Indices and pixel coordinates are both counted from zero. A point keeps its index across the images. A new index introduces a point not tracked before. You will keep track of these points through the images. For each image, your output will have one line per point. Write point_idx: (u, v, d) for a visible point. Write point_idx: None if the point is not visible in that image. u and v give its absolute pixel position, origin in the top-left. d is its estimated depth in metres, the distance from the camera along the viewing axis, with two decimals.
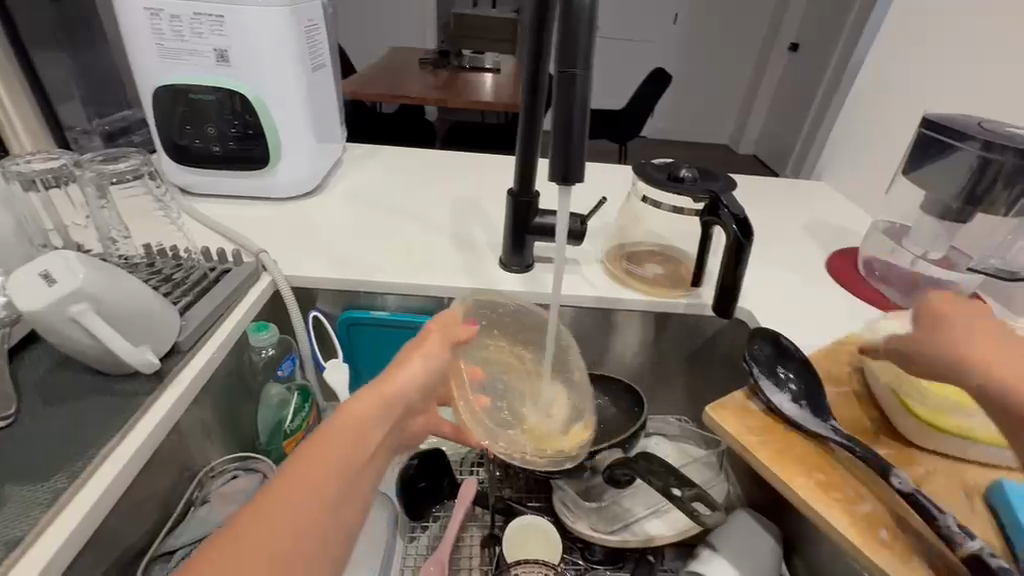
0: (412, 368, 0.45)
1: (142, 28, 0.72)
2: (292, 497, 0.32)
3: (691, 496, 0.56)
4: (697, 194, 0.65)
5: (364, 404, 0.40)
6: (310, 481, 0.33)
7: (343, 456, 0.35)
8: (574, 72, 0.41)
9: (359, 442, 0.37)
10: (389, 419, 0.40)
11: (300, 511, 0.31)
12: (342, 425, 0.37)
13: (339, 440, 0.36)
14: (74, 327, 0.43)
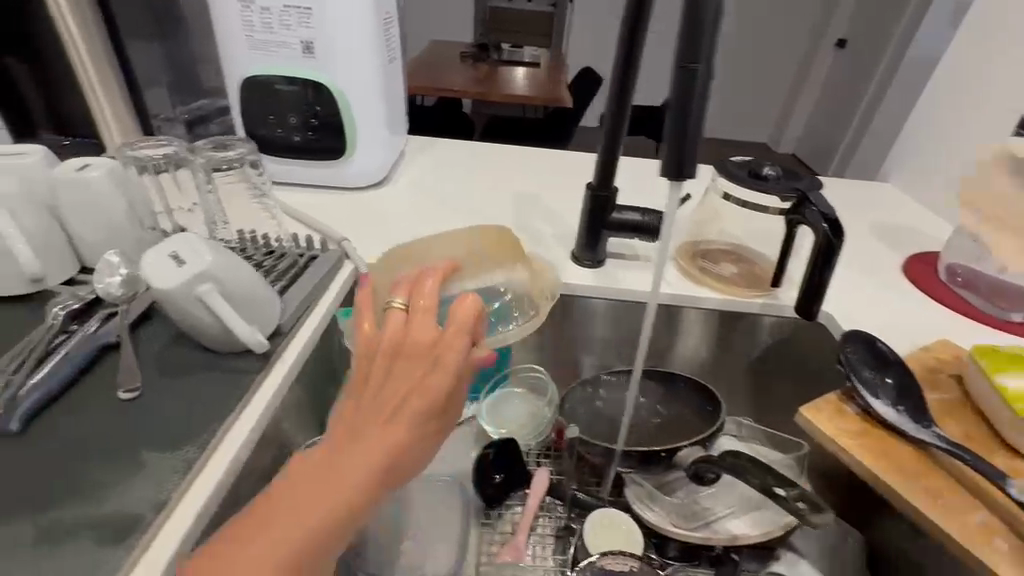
0: (438, 369, 0.36)
1: (234, 19, 0.74)
2: (302, 506, 0.33)
3: (794, 496, 0.51)
4: (783, 192, 0.64)
5: (348, 465, 0.34)
6: (315, 498, 0.33)
7: (290, 539, 0.31)
8: (696, 66, 0.41)
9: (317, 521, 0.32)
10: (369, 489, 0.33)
11: (302, 525, 0.32)
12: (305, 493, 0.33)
13: (353, 464, 0.34)
14: (199, 306, 0.46)
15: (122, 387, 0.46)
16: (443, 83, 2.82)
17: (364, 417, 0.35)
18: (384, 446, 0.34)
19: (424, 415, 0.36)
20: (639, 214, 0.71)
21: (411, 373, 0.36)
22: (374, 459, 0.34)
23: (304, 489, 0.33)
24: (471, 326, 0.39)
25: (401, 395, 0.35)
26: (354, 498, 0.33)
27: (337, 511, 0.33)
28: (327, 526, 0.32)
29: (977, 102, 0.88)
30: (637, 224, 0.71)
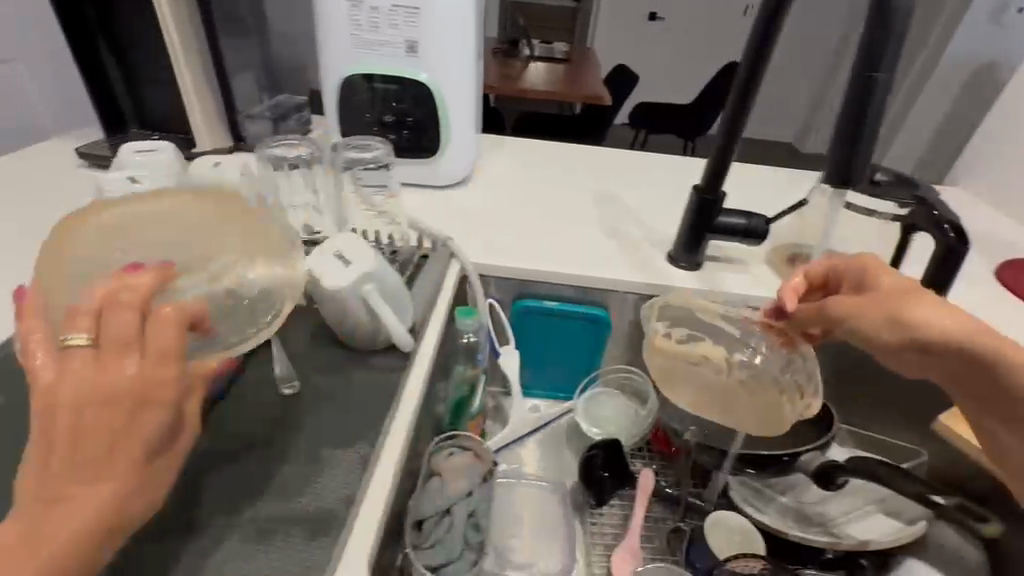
0: (149, 406, 0.33)
1: (341, 18, 0.75)
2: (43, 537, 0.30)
3: (957, 506, 0.52)
4: (902, 198, 0.63)
5: (70, 509, 0.30)
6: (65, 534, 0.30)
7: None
8: (876, 75, 0.41)
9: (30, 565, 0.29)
10: (76, 533, 0.30)
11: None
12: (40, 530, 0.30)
13: (84, 494, 0.31)
14: (359, 306, 0.46)
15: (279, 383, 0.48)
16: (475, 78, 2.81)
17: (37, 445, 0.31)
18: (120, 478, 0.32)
19: (101, 448, 0.32)
20: (744, 218, 0.71)
21: (111, 414, 0.32)
22: (113, 482, 0.31)
23: (39, 516, 0.30)
24: (180, 341, 0.34)
25: (123, 425, 0.32)
26: (117, 521, 0.32)
27: (58, 554, 0.30)
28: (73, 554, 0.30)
29: None
30: (743, 228, 0.70)
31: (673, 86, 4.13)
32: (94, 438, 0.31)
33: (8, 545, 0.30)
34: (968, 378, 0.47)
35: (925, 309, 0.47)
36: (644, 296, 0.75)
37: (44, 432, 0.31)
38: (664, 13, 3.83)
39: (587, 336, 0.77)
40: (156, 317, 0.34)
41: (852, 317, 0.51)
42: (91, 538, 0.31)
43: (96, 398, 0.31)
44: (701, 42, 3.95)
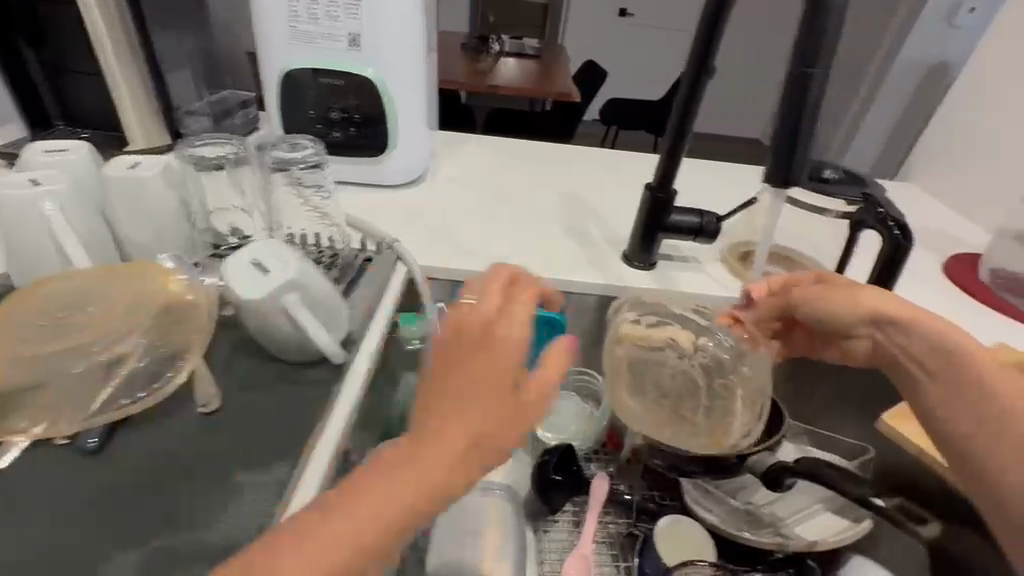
0: (490, 352, 0.32)
1: (276, 8, 0.71)
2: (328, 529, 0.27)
3: (896, 506, 0.54)
4: (849, 196, 0.63)
5: (384, 472, 0.29)
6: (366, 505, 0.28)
7: (382, 515, 0.27)
8: (813, 72, 0.40)
9: (405, 509, 0.28)
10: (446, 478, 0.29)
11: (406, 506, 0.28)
12: (360, 506, 0.28)
13: (448, 438, 0.29)
14: (282, 318, 0.43)
15: (200, 402, 0.45)
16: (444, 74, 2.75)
17: (456, 385, 0.31)
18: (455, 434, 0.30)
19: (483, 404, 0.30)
20: (694, 216, 0.70)
21: (474, 366, 0.31)
22: (461, 443, 0.29)
23: (445, 459, 0.29)
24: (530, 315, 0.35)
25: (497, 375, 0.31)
26: (456, 476, 0.29)
27: (437, 486, 0.29)
28: (403, 523, 0.28)
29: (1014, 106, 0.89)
30: (694, 226, 0.69)
31: (644, 82, 4.14)
32: (484, 368, 0.31)
33: (402, 477, 0.29)
34: (916, 356, 0.45)
35: (866, 292, 0.49)
36: (598, 297, 0.73)
37: (432, 372, 0.32)
38: (634, 9, 3.84)
39: None
40: (488, 283, 0.37)
41: (802, 301, 0.53)
42: (410, 511, 0.28)
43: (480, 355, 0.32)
44: (671, 39, 3.97)
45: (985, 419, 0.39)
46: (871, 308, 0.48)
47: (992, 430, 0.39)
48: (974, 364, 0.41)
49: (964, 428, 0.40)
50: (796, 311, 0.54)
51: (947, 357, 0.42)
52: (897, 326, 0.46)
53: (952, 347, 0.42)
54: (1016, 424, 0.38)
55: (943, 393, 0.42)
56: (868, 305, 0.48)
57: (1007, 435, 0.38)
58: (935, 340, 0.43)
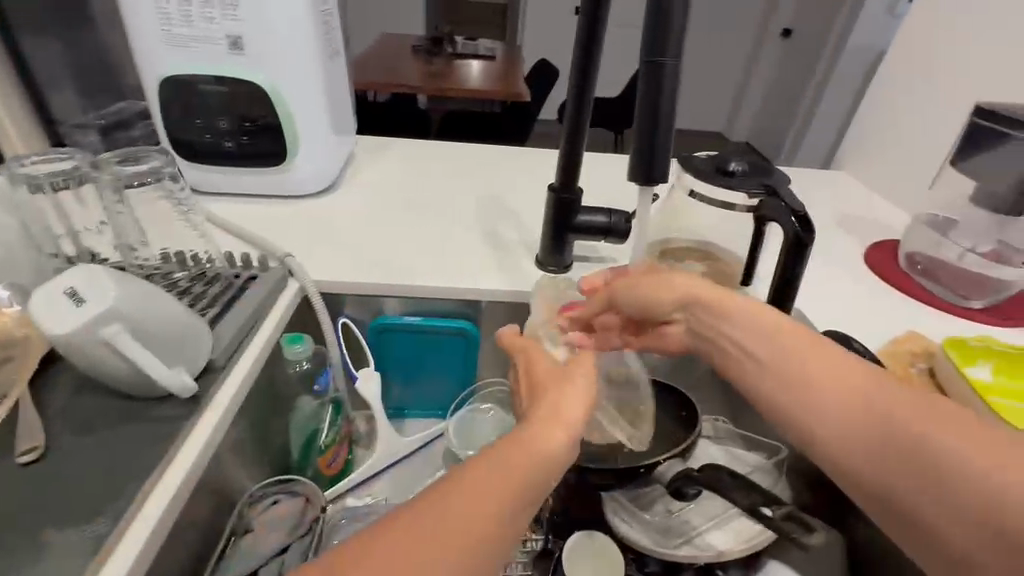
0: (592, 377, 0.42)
1: (147, 12, 0.67)
2: (443, 522, 0.29)
3: (783, 515, 0.49)
4: (751, 188, 0.61)
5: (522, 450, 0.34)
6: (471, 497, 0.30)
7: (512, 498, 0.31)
8: (663, 61, 0.38)
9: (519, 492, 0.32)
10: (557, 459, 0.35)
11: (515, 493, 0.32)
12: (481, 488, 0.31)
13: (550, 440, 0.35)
14: (106, 351, 0.39)
15: (20, 448, 0.40)
16: (395, 77, 2.69)
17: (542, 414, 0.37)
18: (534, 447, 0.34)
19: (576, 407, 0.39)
20: (603, 215, 0.68)
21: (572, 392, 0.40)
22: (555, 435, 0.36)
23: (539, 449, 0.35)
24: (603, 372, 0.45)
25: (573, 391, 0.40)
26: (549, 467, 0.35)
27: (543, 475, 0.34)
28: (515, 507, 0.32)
29: (929, 89, 0.89)
30: (602, 226, 0.67)
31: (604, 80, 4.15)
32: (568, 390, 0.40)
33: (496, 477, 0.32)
34: (732, 332, 0.44)
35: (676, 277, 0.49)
36: (509, 304, 0.70)
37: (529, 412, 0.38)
38: None
39: (455, 349, 0.72)
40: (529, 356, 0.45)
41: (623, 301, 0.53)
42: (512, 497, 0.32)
43: (555, 386, 0.40)
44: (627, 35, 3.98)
45: (857, 415, 0.36)
46: (684, 293, 0.48)
47: (868, 424, 0.36)
48: (778, 332, 0.41)
49: (841, 431, 0.36)
50: (622, 307, 0.53)
51: (758, 332, 0.42)
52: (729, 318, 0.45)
53: (772, 333, 0.41)
54: (889, 411, 0.35)
55: (808, 395, 0.38)
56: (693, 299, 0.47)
57: (883, 429, 0.35)
58: (750, 319, 0.43)
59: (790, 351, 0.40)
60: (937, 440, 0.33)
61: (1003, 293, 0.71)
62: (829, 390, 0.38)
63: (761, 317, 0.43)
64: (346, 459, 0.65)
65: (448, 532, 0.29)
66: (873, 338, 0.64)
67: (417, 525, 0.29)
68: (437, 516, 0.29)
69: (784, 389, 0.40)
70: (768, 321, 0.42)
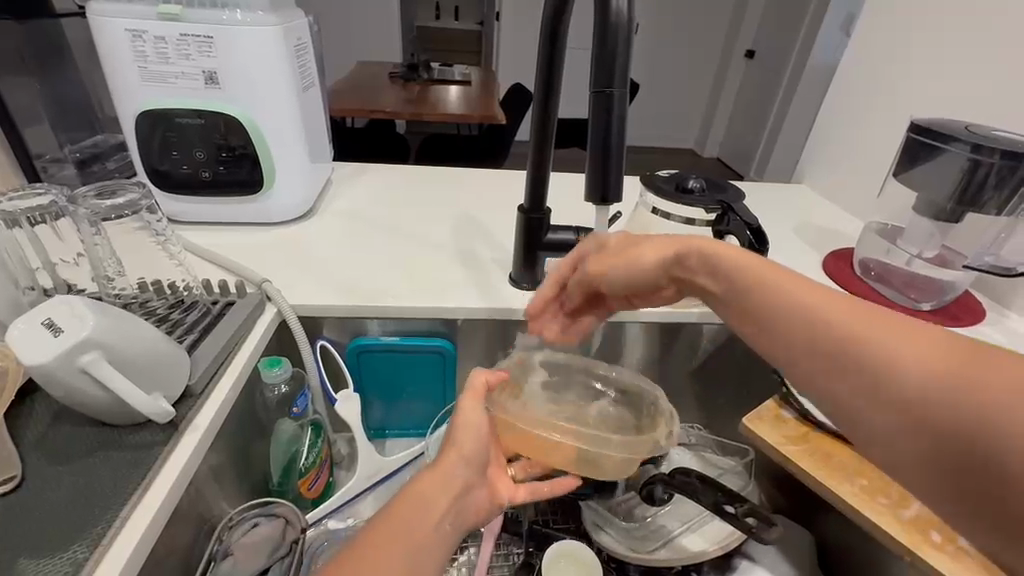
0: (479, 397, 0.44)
1: (124, 50, 0.69)
2: (405, 527, 0.36)
3: (745, 511, 0.52)
4: (708, 205, 0.65)
5: (430, 484, 0.38)
6: (418, 514, 0.36)
7: (413, 542, 0.35)
8: (611, 91, 0.41)
9: (418, 534, 0.36)
10: (454, 498, 0.39)
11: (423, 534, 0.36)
12: (397, 519, 0.36)
13: (435, 482, 0.38)
14: (83, 378, 0.40)
15: None
16: (372, 104, 2.72)
17: (431, 482, 0.38)
18: (458, 467, 0.40)
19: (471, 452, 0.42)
20: (572, 234, 0.71)
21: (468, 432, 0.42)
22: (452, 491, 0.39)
23: (419, 497, 0.37)
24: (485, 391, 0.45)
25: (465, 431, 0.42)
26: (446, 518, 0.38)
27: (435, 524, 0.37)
28: (416, 548, 0.35)
29: (874, 107, 0.94)
30: (570, 243, 0.70)
31: None
32: (466, 424, 0.42)
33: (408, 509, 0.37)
34: (663, 263, 0.50)
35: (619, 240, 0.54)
36: (484, 321, 0.72)
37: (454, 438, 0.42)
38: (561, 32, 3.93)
39: (433, 368, 0.74)
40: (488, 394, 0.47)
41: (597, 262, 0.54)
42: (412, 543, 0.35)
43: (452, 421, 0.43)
44: None
45: (815, 340, 0.36)
46: (660, 258, 0.50)
47: (843, 365, 0.35)
48: (711, 256, 0.46)
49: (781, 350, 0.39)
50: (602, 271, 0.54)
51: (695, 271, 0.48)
52: (703, 272, 0.47)
53: (689, 253, 0.48)
54: (873, 351, 0.33)
55: (789, 352, 0.38)
56: (675, 253, 0.49)
57: (857, 364, 0.34)
58: (675, 249, 0.49)
59: (730, 276, 0.44)
60: (917, 373, 0.31)
61: (949, 295, 0.76)
62: (804, 332, 0.37)
63: (715, 253, 0.46)
64: (326, 481, 0.65)
65: (378, 546, 0.34)
66: None
67: (393, 529, 0.35)
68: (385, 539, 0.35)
69: (757, 331, 0.41)
70: (679, 247, 0.49)
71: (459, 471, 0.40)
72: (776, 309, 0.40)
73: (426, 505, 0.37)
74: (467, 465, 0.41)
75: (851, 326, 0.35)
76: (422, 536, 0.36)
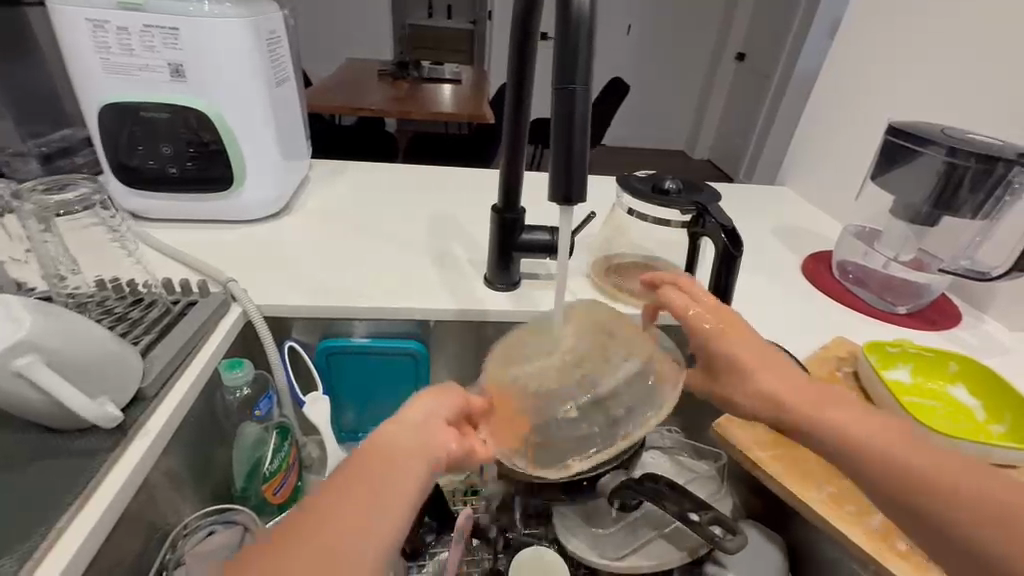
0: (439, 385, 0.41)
1: (85, 41, 0.67)
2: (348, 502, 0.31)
3: (709, 519, 0.51)
4: (684, 206, 0.64)
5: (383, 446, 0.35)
6: (375, 486, 0.32)
7: (356, 514, 0.31)
8: (574, 88, 0.40)
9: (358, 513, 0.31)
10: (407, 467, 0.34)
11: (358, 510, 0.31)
12: (336, 496, 0.32)
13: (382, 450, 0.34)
14: (20, 382, 0.38)
15: None
16: (359, 102, 2.69)
17: (382, 451, 0.34)
18: (406, 435, 0.36)
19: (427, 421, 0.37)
20: (547, 234, 0.70)
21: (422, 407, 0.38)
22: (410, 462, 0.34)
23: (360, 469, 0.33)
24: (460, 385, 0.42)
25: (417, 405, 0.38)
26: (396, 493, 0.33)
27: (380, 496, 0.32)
28: (354, 527, 0.31)
29: (854, 110, 0.94)
30: (545, 244, 0.69)
31: None
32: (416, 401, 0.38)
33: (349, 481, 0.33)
34: (742, 350, 0.45)
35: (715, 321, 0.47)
36: (457, 323, 0.71)
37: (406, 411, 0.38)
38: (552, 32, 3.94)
39: (404, 370, 0.73)
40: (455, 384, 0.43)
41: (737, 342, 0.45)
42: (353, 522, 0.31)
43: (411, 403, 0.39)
44: None
45: (913, 484, 0.37)
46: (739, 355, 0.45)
47: (936, 503, 0.36)
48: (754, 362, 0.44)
49: (874, 480, 0.38)
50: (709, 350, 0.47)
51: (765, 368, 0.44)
52: (765, 376, 0.44)
53: (753, 354, 0.45)
54: (946, 487, 0.36)
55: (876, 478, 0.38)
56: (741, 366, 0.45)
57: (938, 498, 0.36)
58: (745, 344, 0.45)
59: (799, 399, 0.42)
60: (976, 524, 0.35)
61: (927, 299, 0.75)
62: (893, 468, 0.38)
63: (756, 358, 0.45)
64: (294, 486, 0.63)
65: (327, 529, 0.30)
66: (805, 345, 0.67)
67: (332, 508, 0.31)
68: (320, 521, 0.30)
69: (843, 450, 0.39)
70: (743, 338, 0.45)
71: (410, 437, 0.36)
72: (863, 436, 0.39)
73: (383, 474, 0.33)
74: (417, 431, 0.36)
75: (923, 465, 0.37)
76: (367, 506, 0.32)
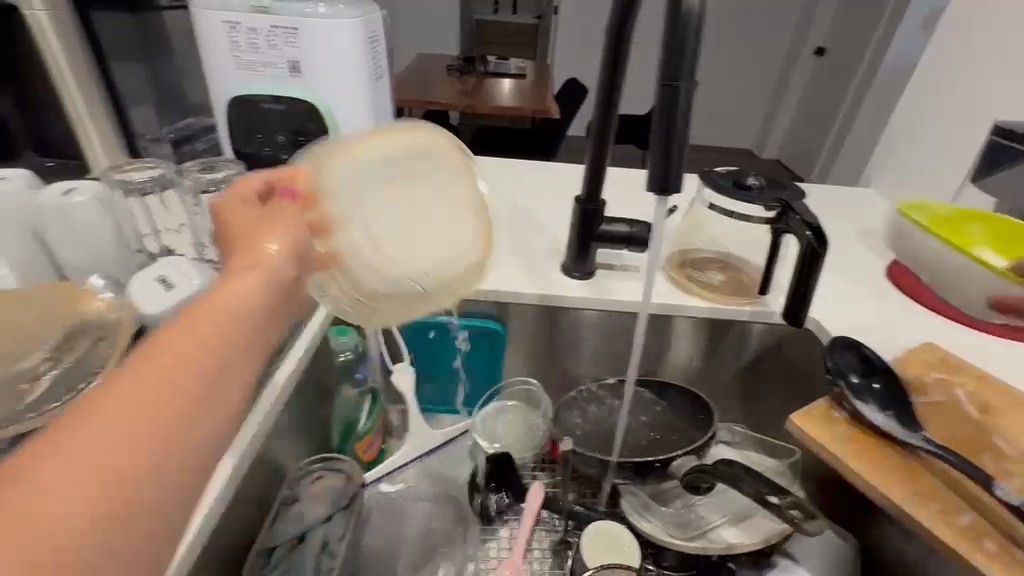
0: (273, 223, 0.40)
1: (220, 39, 0.76)
2: (193, 333, 0.29)
3: (788, 503, 0.52)
4: (768, 202, 0.64)
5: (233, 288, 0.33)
6: (224, 318, 0.31)
7: (212, 345, 0.29)
8: (678, 84, 0.42)
9: (211, 343, 0.29)
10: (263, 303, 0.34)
11: (209, 340, 0.29)
12: (178, 332, 0.29)
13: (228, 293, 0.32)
14: None
15: None
16: (428, 96, 2.78)
17: (227, 293, 0.32)
18: (256, 273, 0.35)
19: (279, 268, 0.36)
20: (626, 225, 0.72)
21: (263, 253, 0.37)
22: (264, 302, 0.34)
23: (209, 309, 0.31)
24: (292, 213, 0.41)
25: (259, 252, 0.37)
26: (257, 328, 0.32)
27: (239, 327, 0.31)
28: (216, 358, 0.29)
29: (952, 110, 0.90)
30: (624, 236, 0.71)
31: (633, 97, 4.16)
32: (254, 248, 0.37)
33: (192, 322, 0.30)
34: None
35: None
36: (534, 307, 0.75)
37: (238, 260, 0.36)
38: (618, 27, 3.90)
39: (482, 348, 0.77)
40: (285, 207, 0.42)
41: None
42: (211, 351, 0.29)
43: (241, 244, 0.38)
44: None
45: None
46: None
47: None
48: None
49: None
50: None
51: None
52: None
53: None
54: None
55: None
56: None
57: None
58: None
59: None
60: None
61: None
62: None
63: None
64: (380, 448, 0.70)
65: (180, 366, 0.28)
66: (889, 348, 0.66)
67: (176, 342, 0.28)
68: (170, 358, 0.28)
69: None
70: None
71: (257, 278, 0.35)
72: None
73: (234, 306, 0.32)
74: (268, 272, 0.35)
75: None
76: (221, 333, 0.30)
